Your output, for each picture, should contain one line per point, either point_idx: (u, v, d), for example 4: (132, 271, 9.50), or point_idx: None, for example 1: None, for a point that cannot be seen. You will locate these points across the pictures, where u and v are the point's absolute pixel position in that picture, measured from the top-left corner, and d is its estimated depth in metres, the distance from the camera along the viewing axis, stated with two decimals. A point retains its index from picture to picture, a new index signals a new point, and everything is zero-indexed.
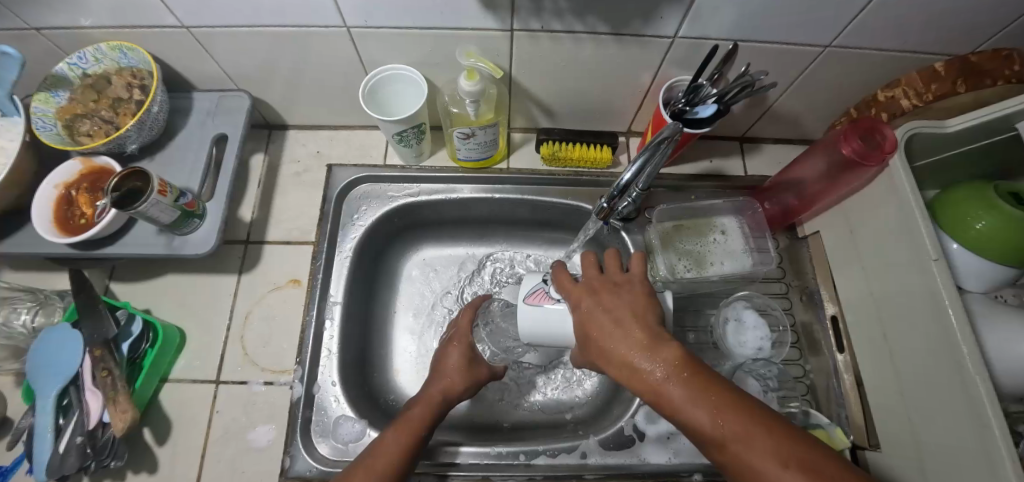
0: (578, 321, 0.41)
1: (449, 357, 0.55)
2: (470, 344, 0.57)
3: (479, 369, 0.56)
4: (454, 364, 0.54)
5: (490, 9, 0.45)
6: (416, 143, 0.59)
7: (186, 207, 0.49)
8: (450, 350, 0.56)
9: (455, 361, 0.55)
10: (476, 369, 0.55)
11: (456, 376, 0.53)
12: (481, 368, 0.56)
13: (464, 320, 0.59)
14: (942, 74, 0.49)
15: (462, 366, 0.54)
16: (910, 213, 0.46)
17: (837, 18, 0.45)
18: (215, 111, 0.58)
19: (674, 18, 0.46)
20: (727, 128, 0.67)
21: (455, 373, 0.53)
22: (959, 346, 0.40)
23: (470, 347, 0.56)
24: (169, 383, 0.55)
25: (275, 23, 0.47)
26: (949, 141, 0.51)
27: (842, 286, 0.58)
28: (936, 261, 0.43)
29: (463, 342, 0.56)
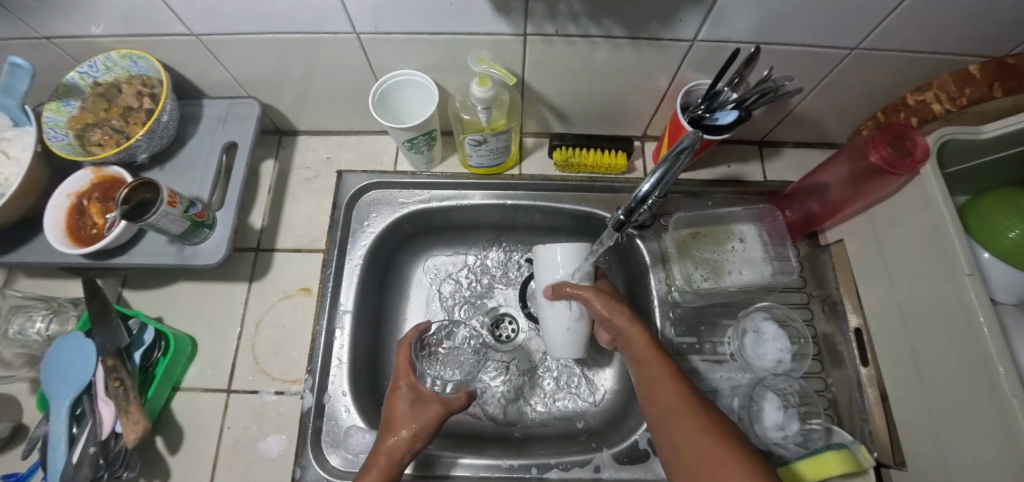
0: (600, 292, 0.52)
1: (398, 403, 0.49)
2: (414, 384, 0.51)
3: (430, 406, 0.48)
4: (404, 411, 0.48)
5: (504, 13, 0.44)
6: (427, 150, 0.58)
7: (196, 217, 0.49)
8: (395, 395, 0.50)
9: (401, 410, 0.48)
10: (427, 408, 0.48)
11: (407, 426, 0.46)
12: (432, 404, 0.49)
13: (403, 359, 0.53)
14: (976, 77, 0.47)
15: (416, 410, 0.48)
16: (942, 223, 0.44)
17: (867, 19, 0.43)
18: (224, 118, 0.58)
19: (694, 22, 0.44)
20: (747, 132, 0.65)
21: (404, 423, 0.46)
22: (995, 366, 0.38)
23: (413, 387, 0.50)
24: (180, 392, 0.55)
25: (284, 29, 0.47)
26: (984, 147, 0.49)
27: (867, 297, 0.56)
28: (970, 276, 0.41)
29: (406, 382, 0.50)
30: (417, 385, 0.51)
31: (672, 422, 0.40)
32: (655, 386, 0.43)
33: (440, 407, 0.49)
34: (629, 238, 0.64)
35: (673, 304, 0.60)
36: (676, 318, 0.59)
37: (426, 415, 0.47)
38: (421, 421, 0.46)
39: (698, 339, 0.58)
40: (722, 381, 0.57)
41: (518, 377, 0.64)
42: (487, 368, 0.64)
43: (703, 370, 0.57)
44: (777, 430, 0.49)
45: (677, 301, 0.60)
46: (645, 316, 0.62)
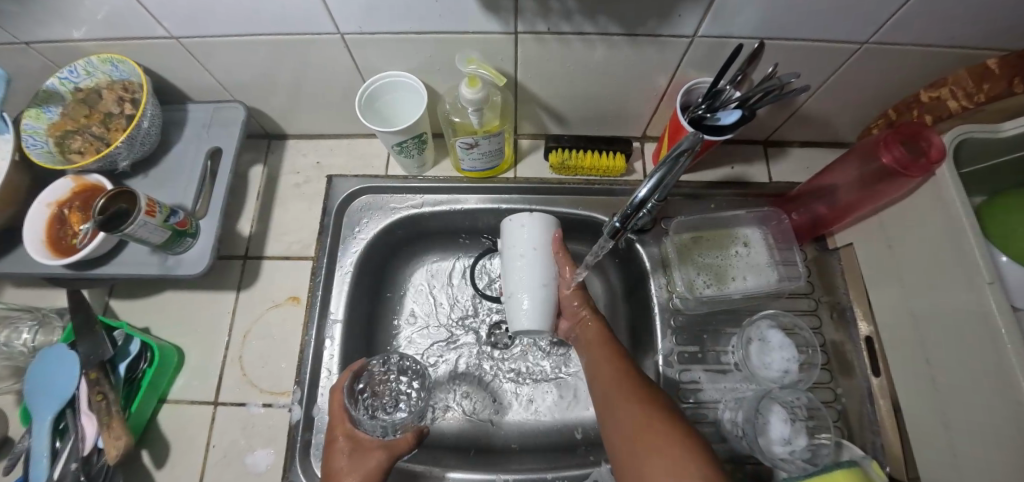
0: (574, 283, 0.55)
1: (337, 453, 0.46)
2: (350, 431, 0.47)
3: (371, 454, 0.46)
4: (344, 463, 0.45)
5: (493, 11, 0.42)
6: (418, 154, 0.57)
7: (177, 226, 0.47)
8: (333, 448, 0.47)
9: (342, 461, 0.45)
10: (366, 457, 0.45)
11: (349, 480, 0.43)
12: (373, 451, 0.46)
13: (337, 406, 0.49)
14: (995, 72, 0.44)
15: (356, 460, 0.45)
16: (960, 228, 0.41)
17: (878, 13, 0.41)
18: (210, 123, 0.56)
19: (693, 17, 0.42)
20: (752, 131, 0.62)
21: (345, 477, 0.44)
22: (1018, 382, 0.36)
23: (350, 435, 0.47)
24: (167, 404, 0.53)
25: (266, 31, 0.45)
26: (1004, 146, 0.46)
27: (878, 305, 0.53)
28: (991, 284, 0.38)
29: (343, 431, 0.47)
30: (353, 431, 0.48)
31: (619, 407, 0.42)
32: (604, 375, 0.46)
33: (383, 454, 0.46)
34: (628, 244, 0.61)
35: (675, 311, 0.57)
36: (677, 326, 0.57)
37: (365, 466, 0.44)
38: (363, 471, 0.44)
39: (700, 348, 0.56)
40: (725, 391, 0.54)
41: (497, 392, 0.62)
42: (456, 387, 0.62)
43: (706, 380, 0.54)
44: (784, 444, 0.47)
45: (678, 307, 0.57)
46: (646, 323, 0.60)
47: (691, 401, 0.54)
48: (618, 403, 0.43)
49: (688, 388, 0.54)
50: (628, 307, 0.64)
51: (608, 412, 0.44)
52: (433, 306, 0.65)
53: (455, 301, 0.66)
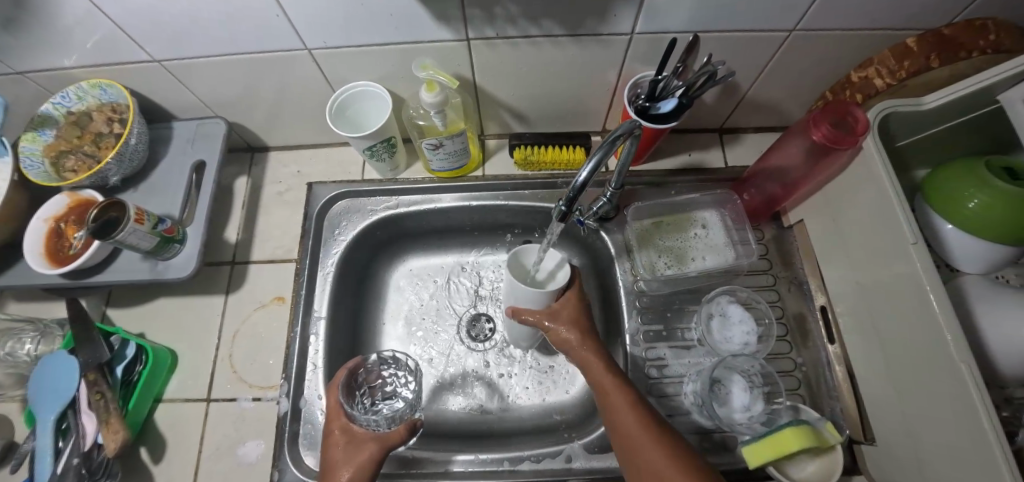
0: (568, 307, 0.53)
1: (334, 446, 0.47)
2: (345, 426, 0.49)
3: (364, 446, 0.46)
4: (340, 455, 0.46)
5: (444, 21, 0.46)
6: (389, 157, 0.60)
7: (165, 233, 0.52)
8: (331, 441, 0.48)
9: (337, 454, 0.46)
10: (359, 449, 0.46)
11: (344, 471, 0.44)
12: (367, 443, 0.46)
13: (332, 402, 0.51)
14: (914, 50, 0.48)
15: (348, 453, 0.46)
16: (885, 195, 0.45)
17: (794, 4, 0.45)
18: (194, 138, 0.60)
19: (627, 16, 0.46)
20: (705, 119, 0.65)
21: (342, 468, 0.44)
22: (943, 333, 0.39)
23: (345, 429, 0.48)
24: (162, 403, 0.56)
25: (240, 51, 0.49)
26: (929, 118, 0.50)
27: (830, 277, 0.56)
28: (915, 245, 0.42)
29: (339, 424, 0.49)
30: (349, 425, 0.49)
31: (642, 450, 0.41)
32: (617, 412, 0.44)
33: (375, 445, 0.46)
34: (593, 231, 0.64)
35: (640, 293, 0.60)
36: (642, 306, 0.60)
37: (360, 458, 0.45)
38: (358, 462, 0.45)
39: (665, 326, 0.59)
40: (689, 366, 0.57)
41: (480, 384, 0.64)
42: (441, 380, 0.65)
43: (670, 356, 0.57)
44: (743, 411, 0.50)
45: (642, 289, 0.60)
46: (614, 307, 0.62)
47: (657, 377, 0.56)
48: (635, 444, 0.41)
49: (654, 365, 0.57)
50: (598, 291, 0.66)
51: (630, 454, 0.42)
52: (421, 299, 0.69)
53: (437, 296, 0.69)
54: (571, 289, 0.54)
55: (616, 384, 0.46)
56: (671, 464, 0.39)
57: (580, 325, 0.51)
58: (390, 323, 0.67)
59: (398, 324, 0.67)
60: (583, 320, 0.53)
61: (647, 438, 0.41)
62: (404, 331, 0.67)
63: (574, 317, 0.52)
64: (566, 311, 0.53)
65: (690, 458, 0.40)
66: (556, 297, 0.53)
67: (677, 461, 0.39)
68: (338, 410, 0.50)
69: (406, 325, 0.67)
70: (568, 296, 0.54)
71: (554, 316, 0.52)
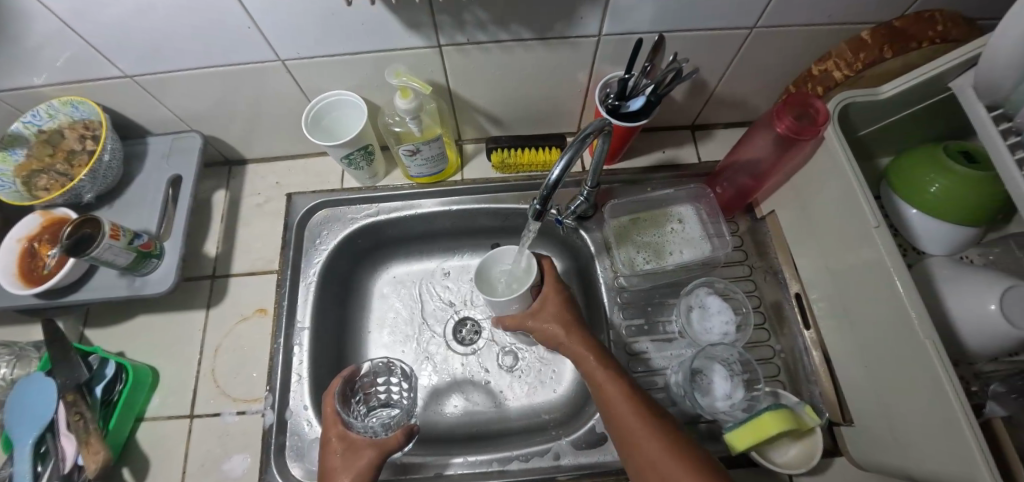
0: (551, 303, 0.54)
1: (333, 454, 0.47)
2: (343, 433, 0.48)
3: (363, 452, 0.47)
4: (339, 462, 0.46)
5: (415, 29, 0.47)
6: (367, 165, 0.60)
7: (142, 248, 0.51)
8: (329, 449, 0.48)
9: (336, 460, 0.47)
10: (358, 455, 0.46)
11: (343, 478, 0.45)
12: (365, 449, 0.47)
13: (329, 410, 0.51)
14: (868, 42, 0.50)
15: (348, 459, 0.46)
16: (848, 181, 0.46)
17: (752, 2, 0.46)
18: (169, 153, 0.60)
19: (592, 18, 0.47)
20: (676, 117, 0.67)
21: (340, 475, 0.45)
22: (908, 311, 0.41)
23: (342, 436, 0.48)
24: (145, 421, 0.56)
25: (212, 64, 0.50)
26: (886, 107, 0.52)
27: (803, 265, 0.57)
28: (877, 228, 0.43)
29: (336, 433, 0.49)
30: (346, 432, 0.49)
31: (633, 435, 0.42)
32: (610, 400, 0.45)
33: (374, 451, 0.47)
34: (572, 230, 0.64)
35: (621, 289, 0.61)
36: (623, 302, 0.60)
37: (358, 464, 0.45)
38: (357, 468, 0.45)
39: (646, 319, 0.60)
40: (671, 358, 0.58)
41: (469, 387, 0.65)
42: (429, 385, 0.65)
43: (653, 350, 0.58)
44: (725, 399, 0.51)
45: (623, 285, 0.61)
46: (595, 303, 0.63)
47: (640, 371, 0.57)
48: (629, 430, 0.42)
49: (637, 359, 0.58)
50: (580, 289, 0.67)
51: (621, 440, 0.43)
52: (407, 305, 0.69)
53: (422, 301, 0.69)
54: (545, 285, 0.56)
55: (607, 373, 0.47)
56: (661, 445, 0.40)
57: (562, 319, 0.52)
58: (376, 331, 0.67)
59: (383, 331, 0.67)
60: (567, 313, 0.54)
61: (639, 424, 0.42)
62: (391, 339, 0.67)
63: (559, 311, 0.54)
64: (547, 308, 0.54)
65: (682, 440, 0.41)
66: (533, 297, 0.55)
67: (671, 446, 0.40)
68: (335, 420, 0.50)
69: (392, 331, 0.67)
70: (545, 294, 0.55)
71: (533, 316, 0.54)
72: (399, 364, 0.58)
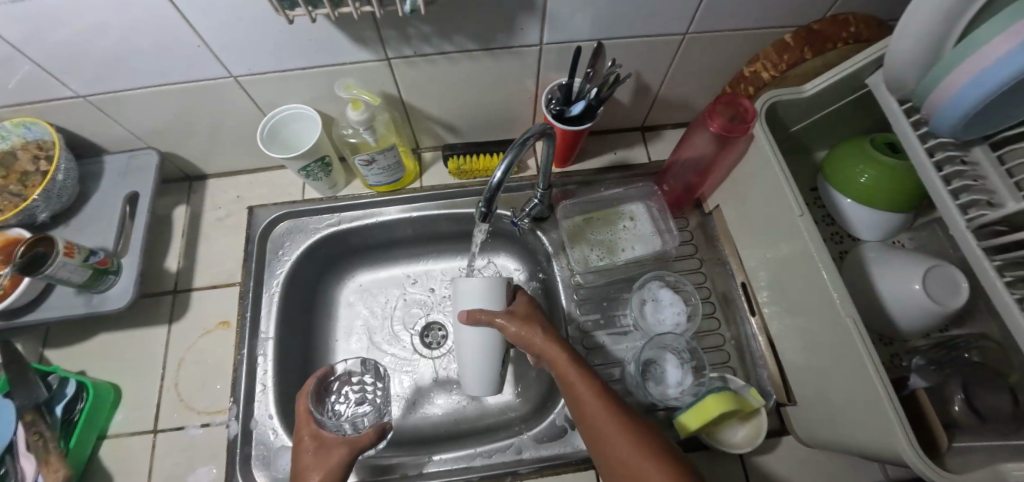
0: (524, 308, 0.53)
1: (303, 452, 0.48)
2: (315, 432, 0.49)
3: (334, 450, 0.47)
4: (311, 460, 0.46)
5: (362, 43, 0.49)
6: (325, 176, 0.62)
7: (98, 265, 0.52)
8: (299, 448, 0.48)
9: (309, 457, 0.47)
10: (330, 453, 0.47)
11: (314, 475, 0.44)
12: (336, 447, 0.47)
13: (303, 412, 0.51)
14: (791, 44, 0.54)
15: (320, 457, 0.46)
16: (775, 175, 0.50)
17: (679, 10, 0.49)
18: (126, 171, 0.61)
19: (531, 29, 0.50)
20: (625, 119, 0.70)
21: (310, 473, 0.45)
22: (832, 293, 0.44)
23: (315, 435, 0.49)
24: (107, 439, 0.55)
25: (163, 82, 0.51)
26: (813, 104, 0.56)
27: (745, 255, 0.60)
28: (801, 217, 0.47)
29: (315, 435, 0.49)
30: (319, 431, 0.49)
31: (608, 437, 0.42)
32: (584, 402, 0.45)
33: (346, 448, 0.47)
34: (529, 231, 0.66)
35: (577, 286, 0.63)
36: (580, 299, 0.63)
37: (329, 462, 0.46)
38: (327, 466, 0.45)
39: (602, 314, 0.62)
40: (627, 350, 0.60)
41: (438, 388, 0.66)
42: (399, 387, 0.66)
43: (609, 343, 0.60)
44: (676, 386, 0.54)
45: (579, 282, 0.63)
46: (554, 300, 0.65)
47: (597, 364, 0.59)
48: (603, 433, 0.43)
49: (593, 353, 0.60)
50: (539, 284, 0.69)
51: (597, 442, 0.43)
52: (374, 311, 0.70)
53: (389, 307, 0.71)
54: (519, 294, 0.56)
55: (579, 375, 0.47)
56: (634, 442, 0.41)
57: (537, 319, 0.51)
58: (344, 338, 0.68)
59: (352, 338, 0.68)
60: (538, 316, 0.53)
61: (611, 423, 0.43)
62: (360, 345, 0.68)
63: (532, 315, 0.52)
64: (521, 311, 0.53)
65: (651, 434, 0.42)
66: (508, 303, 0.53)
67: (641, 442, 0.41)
68: (309, 423, 0.50)
69: (360, 337, 0.68)
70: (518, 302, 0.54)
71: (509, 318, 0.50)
72: (374, 363, 0.61)
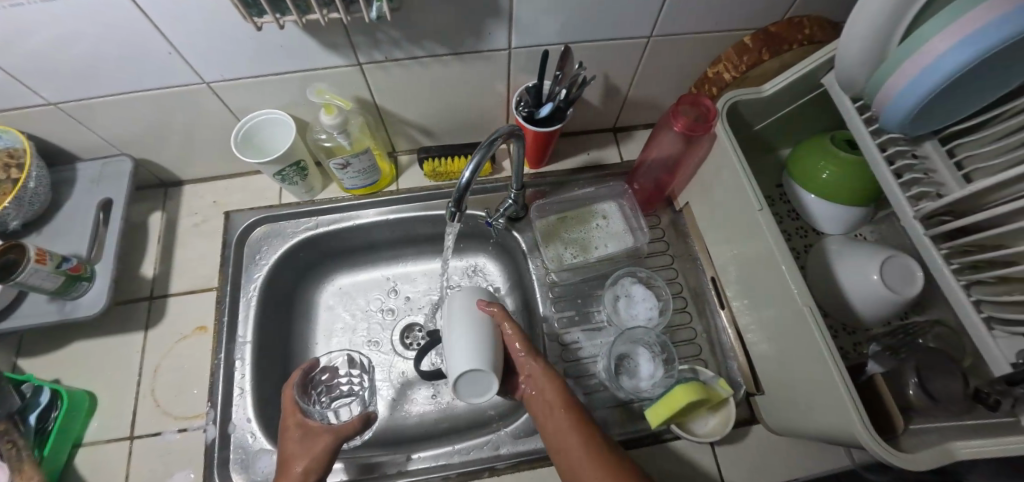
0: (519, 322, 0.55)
1: (289, 440, 0.47)
2: (301, 421, 0.49)
3: (320, 437, 0.47)
4: (294, 448, 0.46)
5: (333, 48, 0.50)
6: (301, 180, 0.62)
7: (71, 271, 0.52)
8: (285, 436, 0.48)
9: (294, 446, 0.46)
10: (315, 440, 0.47)
11: (300, 463, 0.44)
12: (321, 434, 0.47)
13: (289, 400, 0.51)
14: (750, 46, 0.56)
15: (306, 444, 0.46)
16: (737, 172, 0.52)
17: (641, 14, 0.51)
18: (100, 177, 0.61)
19: (498, 33, 0.51)
20: (598, 120, 0.72)
21: (296, 461, 0.45)
22: (790, 285, 0.46)
23: (300, 424, 0.48)
24: (83, 447, 0.55)
25: (135, 89, 0.51)
26: (773, 103, 0.58)
27: (713, 250, 0.62)
28: (761, 212, 0.49)
29: (294, 422, 0.48)
30: (304, 420, 0.49)
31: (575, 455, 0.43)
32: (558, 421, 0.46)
33: (331, 436, 0.47)
34: (505, 231, 0.67)
35: (552, 284, 0.64)
36: (555, 296, 0.64)
37: (314, 447, 0.46)
38: (314, 453, 0.45)
39: (577, 311, 0.63)
40: (601, 346, 0.61)
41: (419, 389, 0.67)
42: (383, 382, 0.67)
43: (584, 339, 0.62)
44: (648, 379, 0.56)
45: (554, 281, 0.64)
46: (530, 298, 0.66)
47: (572, 359, 0.61)
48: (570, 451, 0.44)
49: (568, 349, 0.61)
50: (516, 283, 0.70)
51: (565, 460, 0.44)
52: (354, 314, 0.71)
53: (369, 309, 0.71)
54: None
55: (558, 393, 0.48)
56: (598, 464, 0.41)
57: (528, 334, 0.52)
58: (325, 340, 0.69)
59: (332, 340, 0.69)
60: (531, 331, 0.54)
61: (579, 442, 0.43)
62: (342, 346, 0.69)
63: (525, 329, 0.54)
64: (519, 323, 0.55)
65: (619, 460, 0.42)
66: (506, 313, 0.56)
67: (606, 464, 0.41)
68: (293, 410, 0.50)
69: (342, 339, 0.69)
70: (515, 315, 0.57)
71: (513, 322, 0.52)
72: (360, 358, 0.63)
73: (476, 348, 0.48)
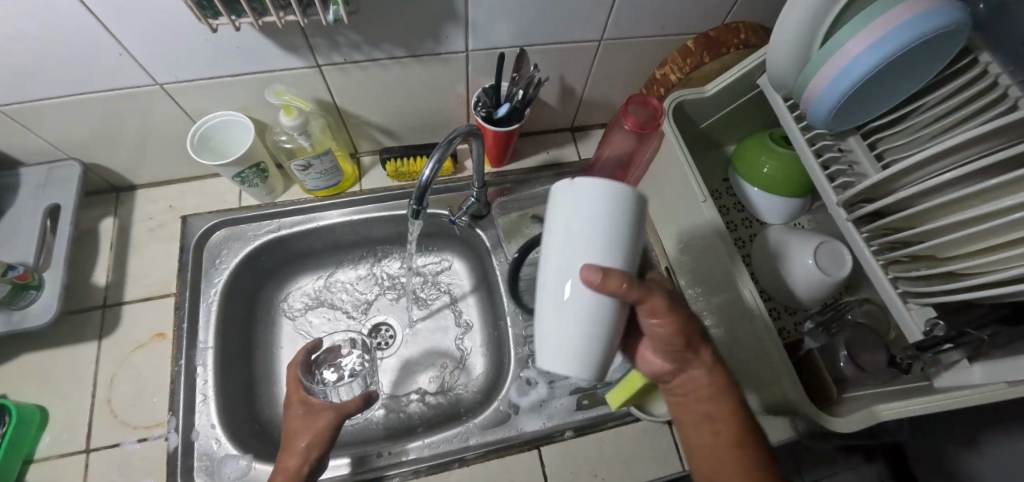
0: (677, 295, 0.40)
1: (292, 416, 0.48)
2: (304, 398, 0.50)
3: (321, 414, 0.47)
4: (298, 423, 0.47)
5: (291, 50, 0.50)
6: (261, 182, 0.62)
7: (18, 279, 0.50)
8: (289, 413, 0.49)
9: (296, 418, 0.47)
10: (317, 417, 0.47)
11: (302, 439, 0.45)
12: (324, 411, 0.48)
13: (291, 378, 0.52)
14: (692, 49, 0.59)
15: (307, 421, 0.47)
16: (682, 166, 0.56)
17: (591, 19, 0.54)
18: (46, 183, 0.59)
19: (455, 36, 0.53)
20: (556, 120, 0.75)
21: (299, 437, 0.46)
22: (732, 269, 0.50)
23: (304, 401, 0.49)
24: (35, 463, 0.53)
25: (85, 91, 0.50)
26: (714, 103, 0.62)
27: (667, 244, 0.65)
28: (705, 203, 0.53)
29: (300, 398, 0.50)
30: (307, 397, 0.50)
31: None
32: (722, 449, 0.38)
33: (332, 413, 0.47)
34: (468, 229, 0.69)
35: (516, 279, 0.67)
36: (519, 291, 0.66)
37: (316, 425, 0.46)
38: (315, 429, 0.46)
39: None
40: None
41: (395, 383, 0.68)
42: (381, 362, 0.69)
43: None
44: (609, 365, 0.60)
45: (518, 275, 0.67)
46: (495, 293, 0.69)
47: None
48: None
49: (533, 339, 0.64)
50: (479, 278, 0.73)
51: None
52: (320, 315, 0.71)
53: (339, 310, 0.72)
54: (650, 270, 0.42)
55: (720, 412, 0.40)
56: None
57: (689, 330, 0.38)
58: (290, 343, 0.69)
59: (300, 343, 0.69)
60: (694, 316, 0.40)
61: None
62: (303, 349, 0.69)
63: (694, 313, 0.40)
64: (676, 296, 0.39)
65: None
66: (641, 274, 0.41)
67: None
68: (297, 388, 0.51)
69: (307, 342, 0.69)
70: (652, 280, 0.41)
71: (669, 313, 0.35)
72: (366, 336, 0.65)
73: (581, 356, 0.31)
